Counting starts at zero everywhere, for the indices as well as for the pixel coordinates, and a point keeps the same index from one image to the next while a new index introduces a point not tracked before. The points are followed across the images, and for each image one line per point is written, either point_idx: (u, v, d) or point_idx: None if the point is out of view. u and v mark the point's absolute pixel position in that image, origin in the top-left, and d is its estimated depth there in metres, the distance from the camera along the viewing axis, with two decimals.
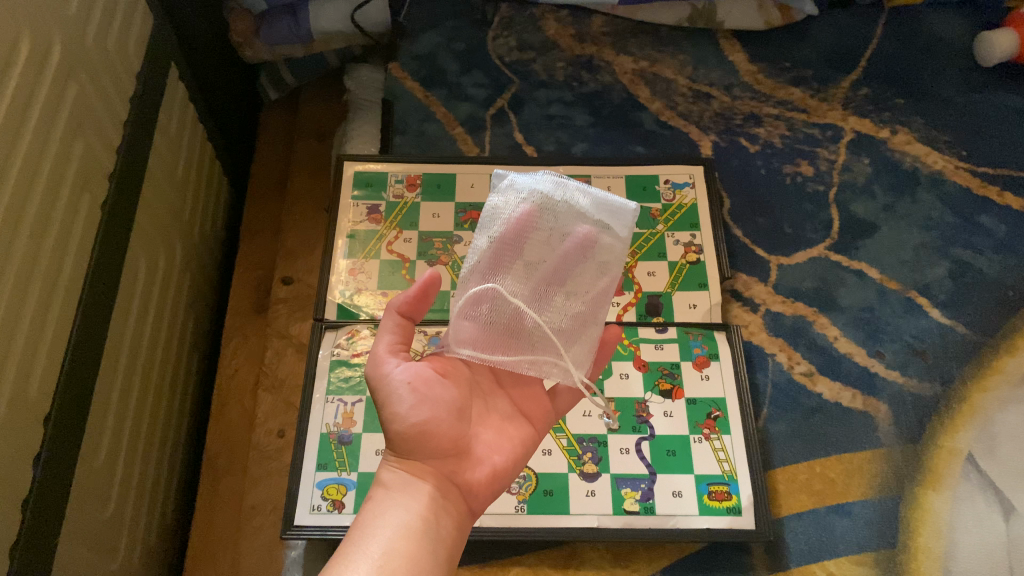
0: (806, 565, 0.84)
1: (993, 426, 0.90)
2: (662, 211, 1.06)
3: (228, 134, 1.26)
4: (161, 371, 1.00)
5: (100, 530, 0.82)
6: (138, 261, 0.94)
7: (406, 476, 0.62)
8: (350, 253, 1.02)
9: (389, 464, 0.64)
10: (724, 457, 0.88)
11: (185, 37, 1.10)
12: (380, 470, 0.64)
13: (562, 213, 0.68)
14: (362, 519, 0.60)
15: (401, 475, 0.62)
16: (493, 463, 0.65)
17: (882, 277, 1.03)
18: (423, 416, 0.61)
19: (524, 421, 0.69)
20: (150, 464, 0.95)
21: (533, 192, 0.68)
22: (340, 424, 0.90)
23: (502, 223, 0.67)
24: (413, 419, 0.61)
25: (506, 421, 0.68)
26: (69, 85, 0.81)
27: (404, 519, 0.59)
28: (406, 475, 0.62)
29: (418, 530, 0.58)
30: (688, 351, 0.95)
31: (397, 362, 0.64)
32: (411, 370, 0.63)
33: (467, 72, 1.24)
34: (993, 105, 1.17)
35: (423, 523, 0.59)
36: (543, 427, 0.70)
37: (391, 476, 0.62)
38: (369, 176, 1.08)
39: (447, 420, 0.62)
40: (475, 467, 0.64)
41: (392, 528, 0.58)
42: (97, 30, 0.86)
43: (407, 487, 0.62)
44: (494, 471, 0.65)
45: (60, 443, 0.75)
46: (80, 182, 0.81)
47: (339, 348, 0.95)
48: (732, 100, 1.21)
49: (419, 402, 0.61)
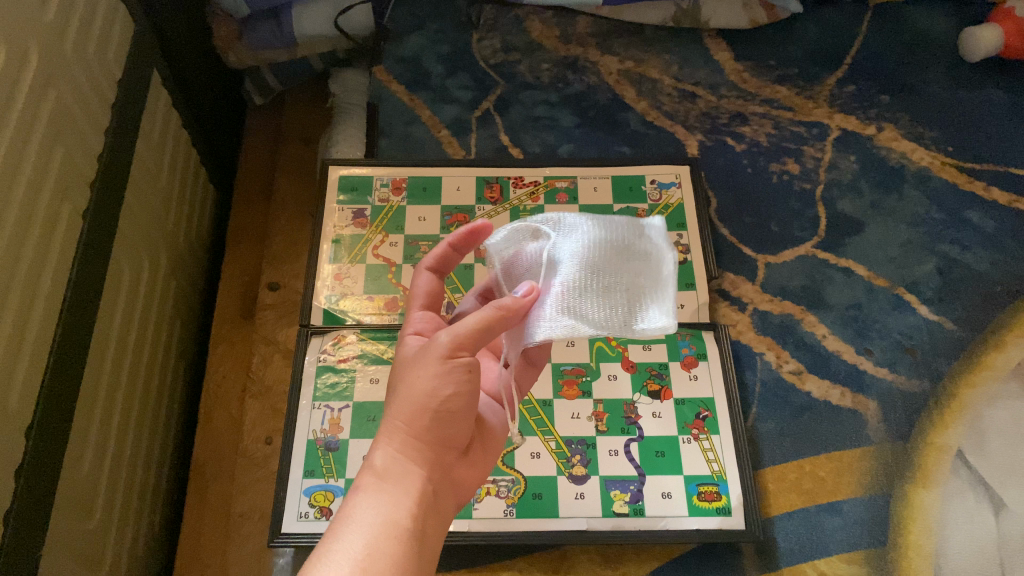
0: (797, 565, 0.84)
1: (983, 422, 0.90)
2: (649, 211, 1.06)
3: (212, 140, 1.25)
4: (147, 378, 0.99)
5: (85, 541, 0.82)
6: (121, 267, 0.93)
7: (403, 467, 0.56)
8: (336, 258, 1.01)
9: (385, 442, 0.58)
10: (714, 457, 0.87)
11: (167, 43, 1.10)
12: (373, 448, 0.58)
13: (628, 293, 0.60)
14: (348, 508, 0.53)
15: (398, 463, 0.56)
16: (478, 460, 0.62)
17: (870, 274, 1.03)
18: (454, 406, 0.57)
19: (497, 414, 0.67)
20: (137, 472, 0.95)
21: (658, 273, 0.61)
22: (327, 430, 0.89)
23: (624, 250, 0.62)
24: (444, 407, 0.57)
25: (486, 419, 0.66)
26: (48, 94, 0.80)
27: (398, 514, 0.53)
28: (401, 463, 0.56)
29: (410, 529, 0.53)
30: (676, 351, 0.95)
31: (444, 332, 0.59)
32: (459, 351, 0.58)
33: (452, 74, 1.24)
34: (978, 101, 1.17)
35: (414, 521, 0.54)
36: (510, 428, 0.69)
37: (385, 462, 0.56)
38: (354, 180, 1.08)
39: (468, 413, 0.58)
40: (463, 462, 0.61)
41: (382, 522, 0.53)
42: (76, 37, 0.86)
43: (402, 476, 0.56)
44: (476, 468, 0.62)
45: (42, 453, 0.74)
46: (60, 189, 0.80)
47: (325, 354, 0.94)
48: (718, 99, 1.20)
49: (462, 392, 0.57)
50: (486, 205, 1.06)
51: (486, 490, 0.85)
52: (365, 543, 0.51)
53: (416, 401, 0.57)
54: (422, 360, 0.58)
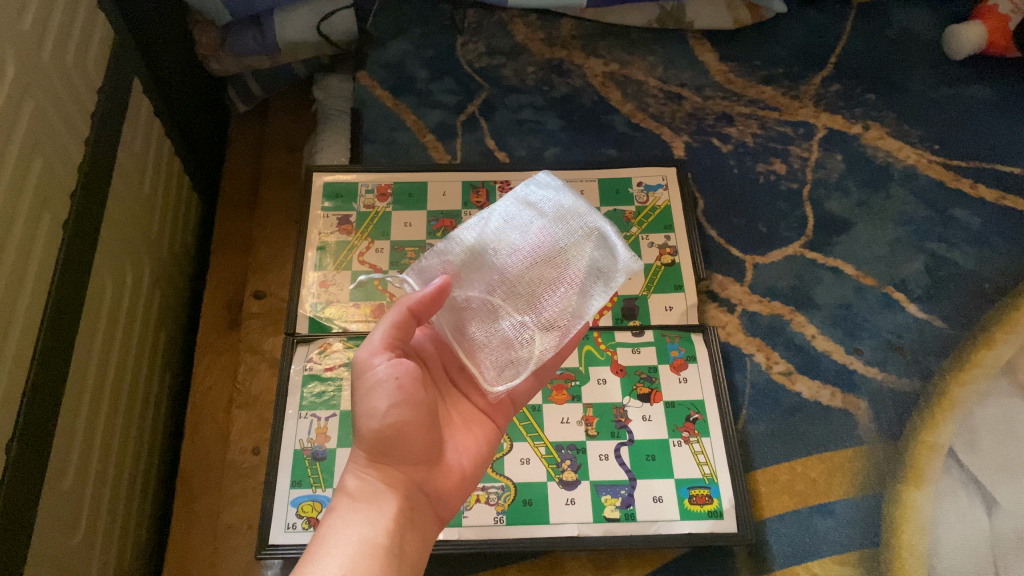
0: (790, 567, 0.83)
1: (973, 420, 0.90)
2: (636, 213, 1.05)
3: (196, 149, 1.24)
4: (131, 390, 0.98)
5: (69, 557, 0.80)
6: (103, 278, 0.92)
7: (373, 485, 0.59)
8: (321, 265, 1.00)
9: (355, 467, 0.60)
10: (704, 460, 0.87)
11: (149, 51, 1.09)
12: (346, 475, 0.60)
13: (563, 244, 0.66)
14: (322, 532, 0.56)
15: (368, 484, 0.59)
16: (463, 468, 0.64)
17: (858, 273, 1.03)
18: (403, 419, 0.58)
19: (487, 419, 0.67)
20: (123, 485, 0.93)
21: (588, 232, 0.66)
22: (314, 440, 0.88)
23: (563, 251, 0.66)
24: (391, 420, 0.58)
25: (470, 422, 0.67)
26: (25, 103, 0.79)
27: (371, 535, 0.55)
28: (371, 484, 0.59)
29: (384, 547, 0.55)
30: (665, 354, 0.94)
31: (384, 358, 0.60)
32: (398, 366, 0.59)
33: (437, 79, 1.23)
34: (964, 98, 1.18)
35: (388, 539, 0.55)
36: (507, 421, 0.69)
37: (358, 486, 0.59)
38: (338, 187, 1.07)
39: (422, 424, 0.59)
40: (446, 473, 0.62)
41: (356, 543, 0.54)
42: (54, 45, 0.85)
43: (374, 497, 0.58)
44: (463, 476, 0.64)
45: (25, 468, 0.73)
46: (39, 201, 0.79)
47: (311, 362, 0.93)
48: (704, 100, 1.20)
49: (409, 401, 0.58)
50: (472, 210, 1.05)
51: (475, 497, 0.84)
52: (337, 564, 0.52)
53: (370, 421, 0.58)
54: (359, 383, 0.60)
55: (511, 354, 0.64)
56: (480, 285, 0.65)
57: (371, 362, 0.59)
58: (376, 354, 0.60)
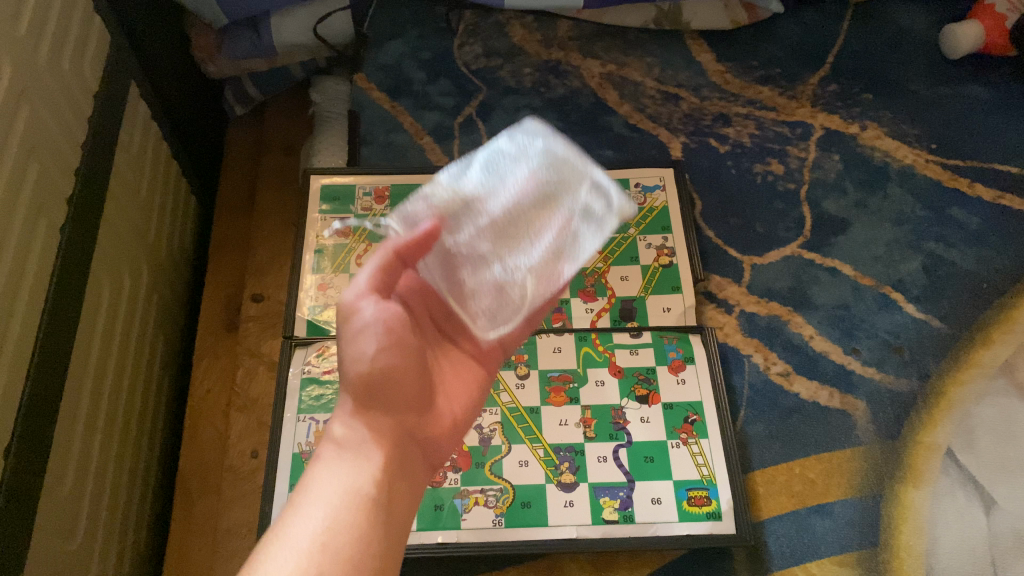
0: (788, 568, 0.83)
1: (971, 419, 0.90)
2: (634, 215, 1.05)
3: (194, 151, 1.24)
4: (130, 394, 0.98)
5: (68, 562, 0.80)
6: (101, 282, 0.92)
7: (361, 433, 0.55)
8: (319, 268, 1.00)
9: (341, 414, 0.57)
10: (703, 462, 0.87)
11: (146, 54, 1.09)
12: (332, 420, 0.57)
13: (557, 183, 0.60)
14: (302, 484, 0.52)
15: (354, 430, 0.55)
16: (455, 416, 0.62)
17: (856, 274, 1.03)
18: (389, 363, 0.56)
19: (477, 364, 0.65)
20: (121, 488, 0.94)
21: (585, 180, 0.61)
22: (313, 443, 0.88)
23: (558, 195, 0.60)
24: (378, 365, 0.56)
25: (460, 371, 0.64)
26: (22, 109, 0.79)
27: (357, 484, 0.52)
28: (358, 429, 0.56)
29: (371, 499, 0.51)
30: (663, 356, 0.94)
31: (372, 300, 0.57)
32: (386, 309, 0.57)
33: (433, 81, 1.23)
34: (961, 97, 1.18)
35: (376, 490, 0.52)
36: (495, 369, 0.67)
37: (343, 431, 0.55)
38: (336, 189, 1.07)
39: (409, 369, 0.57)
40: (437, 420, 0.60)
41: (343, 493, 0.51)
42: (50, 49, 0.85)
43: (360, 444, 0.55)
44: (454, 423, 0.61)
45: (23, 474, 0.73)
46: (35, 205, 0.79)
47: (309, 366, 0.93)
48: (701, 101, 1.20)
49: (392, 346, 0.56)
50: None
51: (474, 500, 0.84)
52: (322, 516, 0.49)
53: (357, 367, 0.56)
54: (344, 326, 0.57)
55: (502, 300, 0.59)
56: (469, 229, 0.60)
57: (358, 305, 0.57)
58: (362, 296, 0.57)
